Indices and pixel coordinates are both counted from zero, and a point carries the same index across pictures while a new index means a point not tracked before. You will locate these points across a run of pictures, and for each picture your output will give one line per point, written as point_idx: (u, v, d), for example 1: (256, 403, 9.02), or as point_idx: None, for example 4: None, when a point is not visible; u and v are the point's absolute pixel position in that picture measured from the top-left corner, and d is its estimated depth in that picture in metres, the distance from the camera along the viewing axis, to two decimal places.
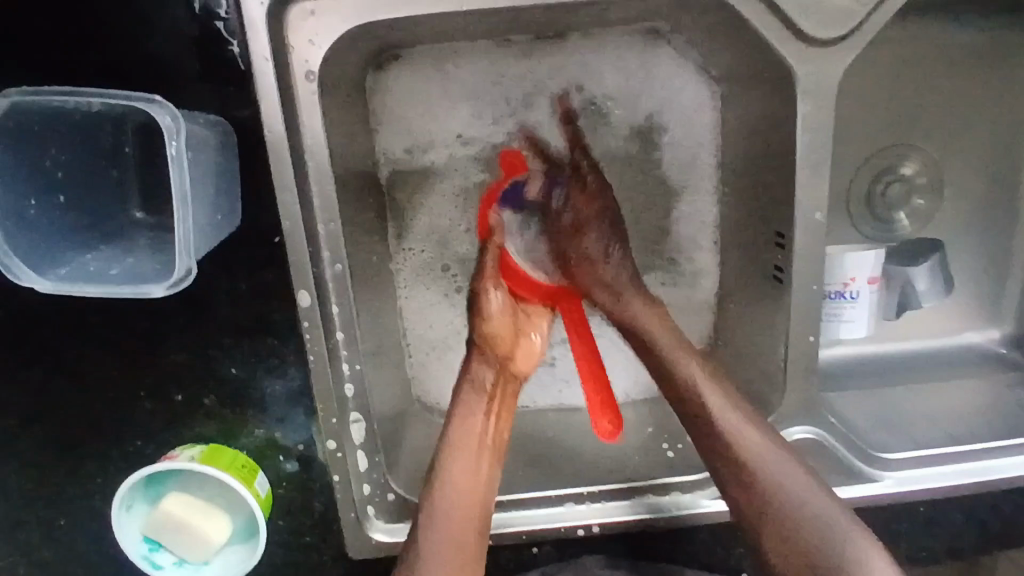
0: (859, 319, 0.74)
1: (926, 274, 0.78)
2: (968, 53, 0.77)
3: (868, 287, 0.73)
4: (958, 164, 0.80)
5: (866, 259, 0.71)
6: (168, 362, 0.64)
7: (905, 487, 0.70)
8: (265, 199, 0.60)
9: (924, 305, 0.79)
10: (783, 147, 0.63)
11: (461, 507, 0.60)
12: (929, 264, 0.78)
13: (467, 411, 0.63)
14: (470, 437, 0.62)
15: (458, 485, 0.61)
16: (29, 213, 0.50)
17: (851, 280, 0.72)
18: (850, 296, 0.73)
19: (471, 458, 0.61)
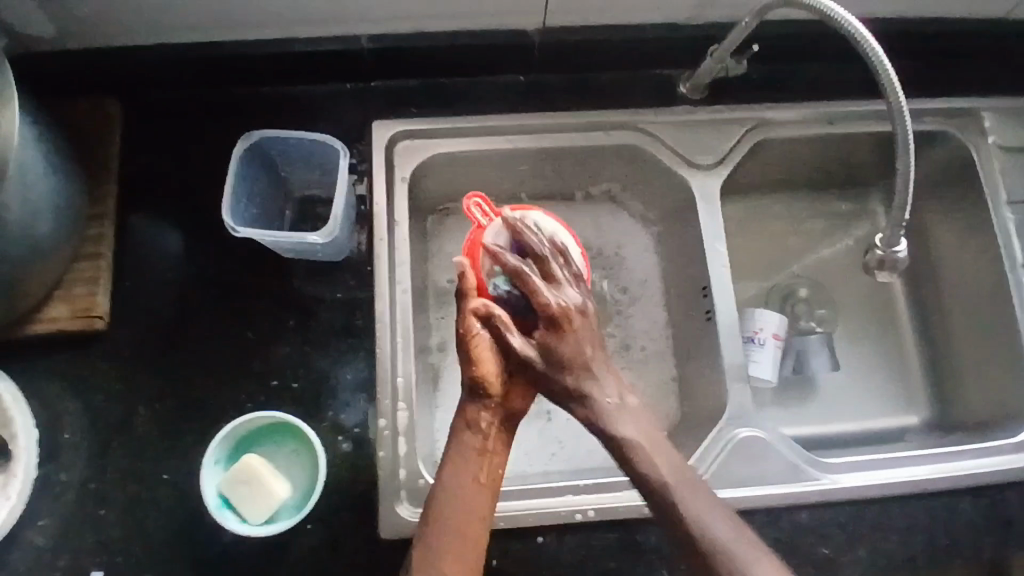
0: (764, 363, 1.01)
1: (820, 345, 1.06)
2: (828, 218, 1.13)
3: (773, 343, 1.01)
4: (841, 289, 1.11)
5: (770, 321, 1.02)
6: (271, 356, 0.87)
7: (841, 485, 0.84)
8: (363, 249, 0.92)
9: (818, 368, 1.06)
10: (696, 235, 0.97)
11: (455, 533, 0.69)
12: (819, 339, 1.06)
13: (463, 451, 0.72)
14: (464, 475, 0.71)
15: (450, 513, 0.69)
16: (242, 204, 0.82)
17: (758, 331, 1.01)
18: (758, 341, 1.01)
19: (465, 494, 0.70)
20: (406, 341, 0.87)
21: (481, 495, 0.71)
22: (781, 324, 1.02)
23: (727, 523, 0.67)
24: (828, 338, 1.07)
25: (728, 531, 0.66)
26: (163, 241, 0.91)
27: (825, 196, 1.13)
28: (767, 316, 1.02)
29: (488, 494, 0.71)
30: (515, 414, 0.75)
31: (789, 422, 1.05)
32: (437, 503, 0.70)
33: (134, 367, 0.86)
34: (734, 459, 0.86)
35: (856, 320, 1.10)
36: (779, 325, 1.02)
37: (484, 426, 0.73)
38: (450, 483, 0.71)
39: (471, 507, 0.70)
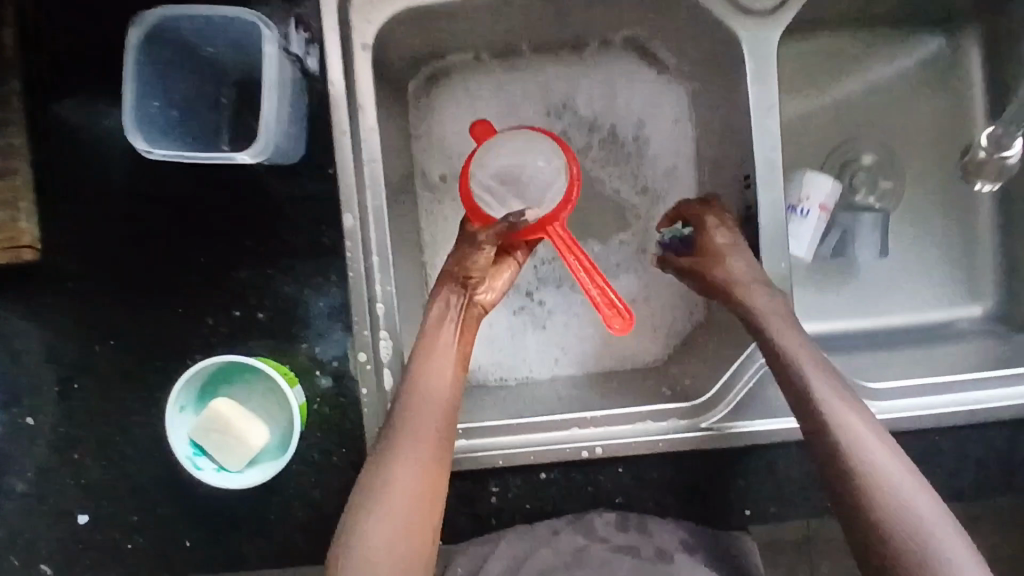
0: (803, 237, 0.87)
1: (871, 229, 0.91)
2: (911, 65, 0.91)
3: (819, 214, 0.86)
4: (914, 154, 0.92)
5: (823, 189, 0.86)
6: (229, 281, 0.75)
7: (887, 416, 0.74)
8: (323, 144, 0.75)
9: (862, 254, 0.92)
10: (742, 107, 0.76)
11: (431, 415, 0.65)
12: (870, 222, 0.91)
13: (442, 316, 0.69)
14: (445, 349, 0.68)
15: (428, 392, 0.66)
16: (151, 110, 0.63)
17: (805, 199, 0.86)
18: (801, 211, 0.86)
19: (445, 367, 0.67)
20: (384, 264, 0.74)
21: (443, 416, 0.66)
22: (834, 194, 0.86)
23: (875, 430, 0.63)
24: (882, 221, 0.91)
25: (888, 459, 0.61)
26: (78, 143, 0.75)
27: (909, 35, 0.90)
28: (821, 181, 0.85)
29: (448, 417, 0.66)
30: (486, 304, 0.72)
31: (827, 315, 0.92)
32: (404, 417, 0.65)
33: (78, 300, 0.76)
34: (766, 387, 0.74)
35: (926, 194, 0.92)
36: (833, 194, 0.86)
37: (454, 315, 0.69)
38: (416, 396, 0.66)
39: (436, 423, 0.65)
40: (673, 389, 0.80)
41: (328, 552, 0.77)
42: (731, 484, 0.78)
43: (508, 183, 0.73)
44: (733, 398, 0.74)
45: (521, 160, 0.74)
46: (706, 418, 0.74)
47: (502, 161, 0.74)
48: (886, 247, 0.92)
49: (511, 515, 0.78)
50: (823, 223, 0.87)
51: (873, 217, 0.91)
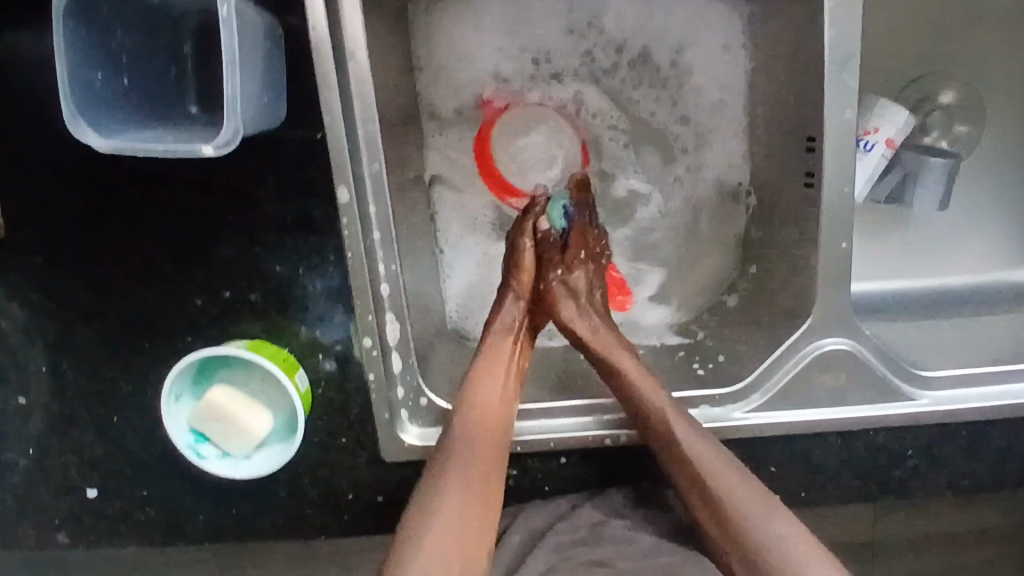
0: (864, 173, 0.73)
1: (937, 177, 0.79)
2: None
3: (884, 149, 0.73)
4: (998, 91, 0.80)
5: (896, 121, 0.73)
6: (217, 259, 0.68)
7: (942, 406, 0.69)
8: (310, 101, 0.64)
9: (915, 204, 0.81)
10: (810, 51, 0.63)
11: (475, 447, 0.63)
12: (937, 168, 0.79)
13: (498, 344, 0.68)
14: (495, 376, 0.66)
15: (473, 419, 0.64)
16: (96, 85, 0.53)
17: (873, 130, 0.73)
18: (865, 145, 0.73)
19: (495, 399, 0.65)
20: (387, 241, 0.66)
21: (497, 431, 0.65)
22: (906, 129, 0.73)
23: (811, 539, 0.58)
24: (951, 170, 0.79)
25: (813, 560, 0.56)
26: (37, 96, 0.65)
27: None
28: (895, 113, 0.72)
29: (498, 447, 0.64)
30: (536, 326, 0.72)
31: (881, 277, 0.82)
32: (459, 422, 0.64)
33: (57, 274, 0.69)
34: (807, 376, 0.68)
35: (1004, 143, 0.82)
36: (904, 129, 0.73)
37: (518, 326, 0.69)
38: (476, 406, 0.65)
39: (498, 414, 0.65)
40: (704, 366, 0.72)
41: (338, 531, 0.74)
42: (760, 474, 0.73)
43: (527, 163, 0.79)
44: (772, 386, 0.69)
45: (541, 145, 0.79)
46: (738, 407, 0.69)
47: (518, 136, 0.79)
48: (946, 199, 0.81)
49: (529, 496, 0.74)
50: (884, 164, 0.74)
51: (941, 163, 0.78)
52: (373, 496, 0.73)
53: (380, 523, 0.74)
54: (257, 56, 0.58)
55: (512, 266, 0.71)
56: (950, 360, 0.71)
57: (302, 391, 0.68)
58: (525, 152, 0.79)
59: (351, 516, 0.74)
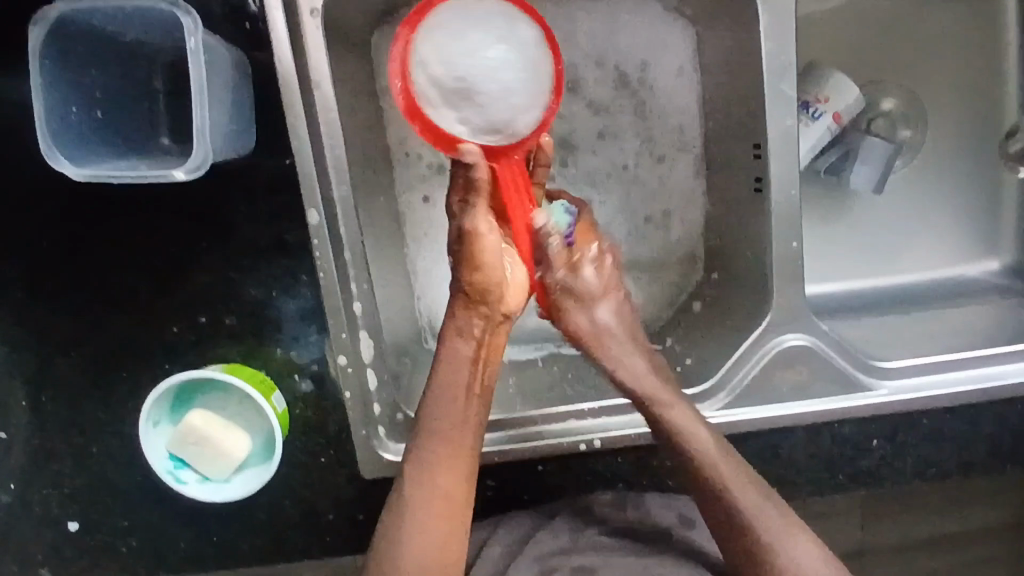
0: (812, 138, 0.76)
1: (876, 157, 0.80)
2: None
3: (831, 121, 0.77)
4: (935, 97, 0.85)
5: (845, 98, 0.77)
6: (193, 285, 0.70)
7: (901, 396, 0.71)
8: (279, 130, 0.67)
9: (853, 180, 0.82)
10: (751, 65, 0.67)
11: (444, 461, 0.63)
12: (871, 146, 0.80)
13: (454, 355, 0.64)
14: (457, 385, 0.64)
15: (442, 433, 0.63)
16: (71, 118, 0.57)
17: (824, 101, 0.76)
18: (813, 111, 0.76)
19: (459, 408, 0.64)
20: (357, 261, 0.68)
21: (444, 486, 0.63)
22: (852, 108, 0.78)
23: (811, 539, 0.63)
24: (887, 153, 0.81)
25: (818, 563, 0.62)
26: (14, 137, 0.67)
27: None
28: (846, 90, 0.77)
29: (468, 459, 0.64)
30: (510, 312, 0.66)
31: (840, 277, 0.86)
32: (403, 499, 0.62)
33: (36, 309, 0.70)
34: (770, 372, 0.71)
35: (946, 145, 0.86)
36: (851, 109, 0.77)
37: (475, 335, 0.65)
38: (417, 471, 0.63)
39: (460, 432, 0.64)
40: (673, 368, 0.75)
41: (322, 551, 0.75)
42: None
43: (480, 71, 0.57)
44: (737, 384, 0.71)
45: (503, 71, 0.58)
46: (707, 406, 0.71)
47: (475, 46, 0.58)
48: (882, 184, 0.82)
49: (509, 504, 0.76)
50: (828, 135, 0.77)
51: (874, 141, 0.81)
52: (355, 514, 0.74)
53: (362, 541, 0.75)
54: (225, 88, 0.61)
55: (461, 265, 0.64)
56: (906, 350, 0.74)
57: (279, 411, 0.69)
58: (484, 54, 0.57)
59: (333, 535, 0.74)
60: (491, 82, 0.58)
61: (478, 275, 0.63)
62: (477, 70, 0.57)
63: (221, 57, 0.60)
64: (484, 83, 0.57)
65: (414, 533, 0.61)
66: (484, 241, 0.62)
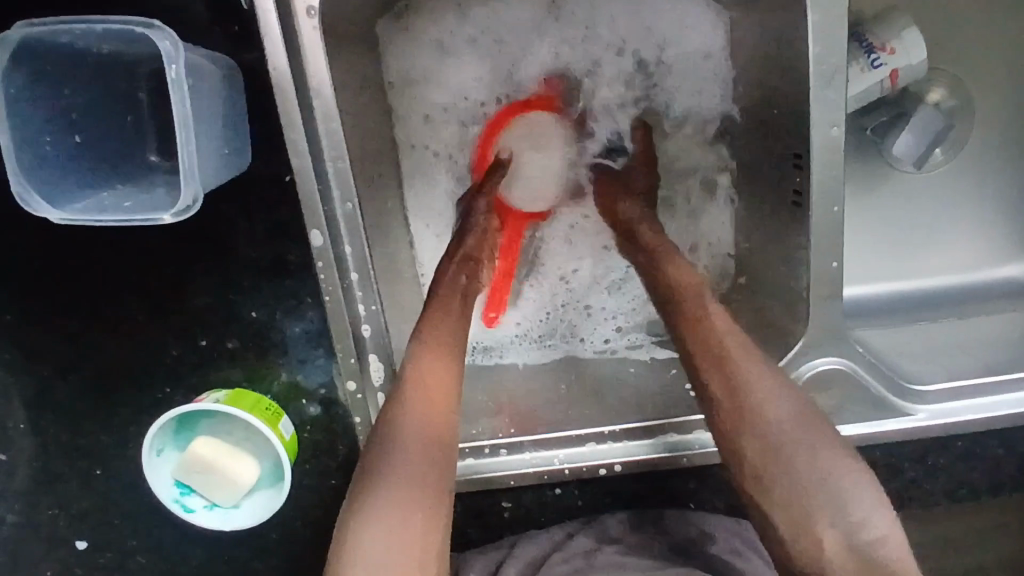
0: (864, 86, 0.70)
1: (923, 127, 0.75)
2: None
3: (887, 76, 0.70)
4: (988, 85, 0.78)
5: (911, 58, 0.70)
6: (191, 307, 0.66)
7: (939, 419, 0.67)
8: (276, 142, 0.61)
9: (893, 144, 0.75)
10: (794, 65, 0.60)
11: (430, 399, 0.57)
12: (927, 113, 0.75)
13: (445, 302, 0.64)
14: (446, 332, 0.61)
15: (427, 375, 0.58)
16: (45, 149, 0.52)
17: (888, 51, 0.70)
18: (874, 56, 0.70)
19: (442, 353, 0.60)
20: (364, 282, 0.64)
21: (424, 462, 0.53)
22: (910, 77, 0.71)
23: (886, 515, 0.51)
24: (936, 129, 0.75)
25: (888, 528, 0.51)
26: None
27: None
28: (915, 50, 0.70)
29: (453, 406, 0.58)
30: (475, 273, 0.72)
31: (872, 276, 0.81)
32: (387, 431, 0.55)
33: (29, 331, 0.67)
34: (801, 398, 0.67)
35: (994, 138, 0.79)
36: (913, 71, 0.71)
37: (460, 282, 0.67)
38: (400, 402, 0.56)
39: (446, 377, 0.58)
40: None
41: None
42: None
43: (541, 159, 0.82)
44: None
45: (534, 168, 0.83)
46: None
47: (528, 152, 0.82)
48: (919, 162, 0.76)
49: (524, 523, 0.74)
50: (881, 86, 0.71)
51: (932, 108, 0.75)
52: None
53: None
54: (207, 104, 0.56)
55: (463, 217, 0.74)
56: (942, 370, 0.70)
57: (286, 438, 0.66)
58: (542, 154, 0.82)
59: None
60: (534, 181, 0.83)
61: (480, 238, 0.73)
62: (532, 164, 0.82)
63: (204, 68, 0.55)
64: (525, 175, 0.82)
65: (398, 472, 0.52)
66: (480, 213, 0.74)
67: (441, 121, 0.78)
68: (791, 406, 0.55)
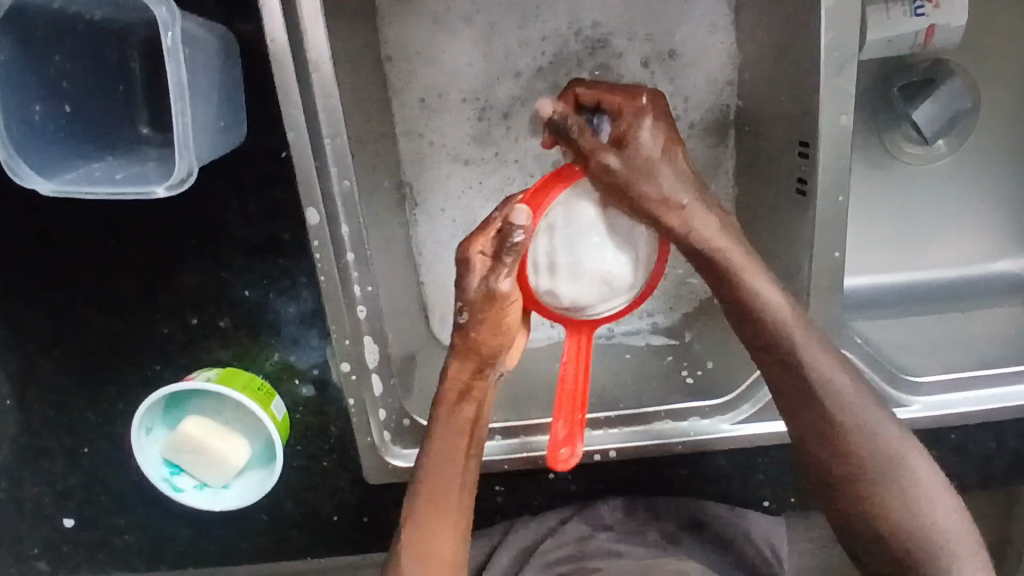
0: (893, 31, 0.69)
1: (950, 101, 0.73)
2: None
3: (923, 30, 0.70)
4: (994, 76, 0.77)
5: (950, 21, 0.70)
6: (183, 284, 0.65)
7: (933, 411, 0.68)
8: (272, 116, 0.60)
9: (918, 109, 0.73)
10: (805, 50, 0.59)
11: (439, 501, 0.58)
12: (958, 88, 0.73)
13: (450, 419, 0.57)
14: (454, 436, 0.58)
15: (435, 477, 0.58)
16: (34, 118, 0.51)
17: (933, 4, 0.69)
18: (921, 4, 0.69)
19: (452, 449, 0.58)
20: (361, 263, 0.62)
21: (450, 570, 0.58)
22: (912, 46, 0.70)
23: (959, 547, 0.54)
24: (959, 109, 0.74)
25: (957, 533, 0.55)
26: None
27: None
28: (957, 13, 0.70)
29: (468, 500, 0.59)
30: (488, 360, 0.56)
31: (871, 268, 0.81)
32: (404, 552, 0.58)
33: (14, 305, 0.66)
34: None
35: (997, 130, 0.79)
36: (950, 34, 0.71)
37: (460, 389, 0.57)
38: (414, 516, 0.58)
39: (456, 474, 0.58)
40: (693, 374, 0.71)
41: (326, 551, 0.73)
42: (752, 480, 0.73)
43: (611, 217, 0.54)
44: (762, 396, 0.68)
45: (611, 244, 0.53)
46: (727, 418, 0.68)
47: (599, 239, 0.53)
48: (932, 136, 0.74)
49: (517, 510, 0.74)
50: (916, 36, 0.70)
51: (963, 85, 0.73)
52: (360, 516, 0.72)
53: (366, 542, 0.72)
54: (203, 73, 0.54)
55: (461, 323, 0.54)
56: (938, 363, 0.70)
57: (279, 419, 0.65)
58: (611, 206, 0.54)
59: (337, 536, 0.72)
60: (605, 267, 0.53)
61: (497, 338, 0.54)
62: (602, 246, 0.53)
63: (201, 38, 0.54)
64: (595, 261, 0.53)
65: None
66: (503, 287, 0.51)
67: (438, 93, 0.73)
68: (850, 397, 0.56)
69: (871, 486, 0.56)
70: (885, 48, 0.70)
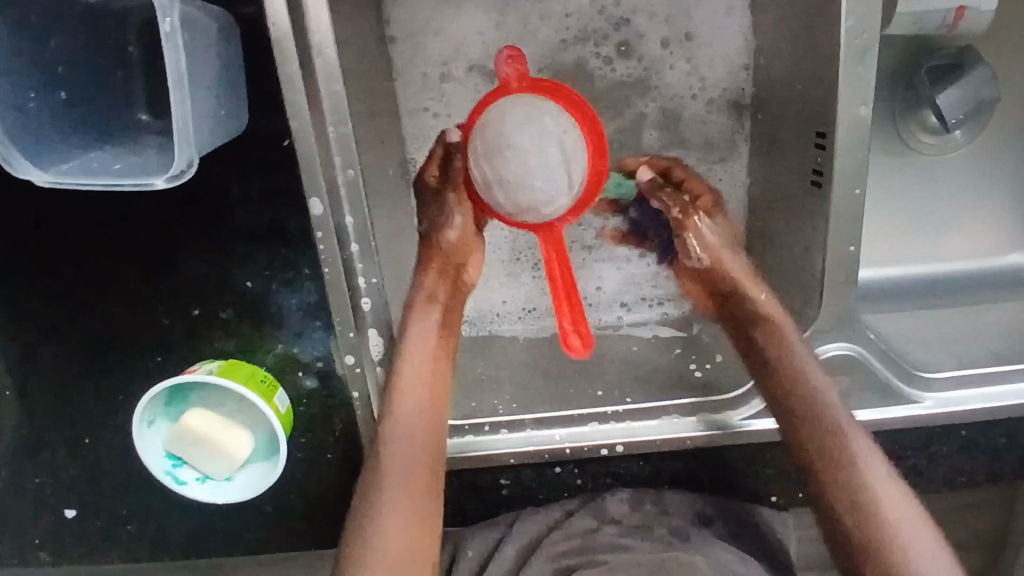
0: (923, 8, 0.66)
1: (975, 92, 0.71)
2: None
3: (953, 12, 0.67)
4: (1015, 65, 0.75)
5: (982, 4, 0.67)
6: (185, 274, 0.63)
7: (946, 408, 0.66)
8: (275, 104, 0.58)
9: (942, 94, 0.71)
10: (823, 37, 0.57)
11: (419, 415, 0.60)
12: (983, 80, 0.71)
13: (424, 325, 0.62)
14: (427, 349, 0.62)
15: (412, 388, 0.61)
16: (29, 106, 0.49)
17: None
18: None
19: (428, 360, 0.62)
20: (366, 255, 0.62)
21: (421, 483, 0.58)
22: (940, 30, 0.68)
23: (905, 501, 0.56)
24: (982, 102, 0.72)
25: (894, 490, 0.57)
26: None
27: None
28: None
29: (441, 419, 0.61)
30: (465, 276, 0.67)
31: (885, 260, 0.79)
32: (381, 462, 0.58)
33: (12, 294, 0.65)
34: None
35: (1015, 121, 0.77)
36: (977, 21, 0.68)
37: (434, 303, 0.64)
38: (393, 427, 0.59)
39: (432, 387, 0.61)
40: (701, 367, 0.71)
41: (330, 543, 0.72)
42: (761, 475, 0.72)
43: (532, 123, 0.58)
44: None
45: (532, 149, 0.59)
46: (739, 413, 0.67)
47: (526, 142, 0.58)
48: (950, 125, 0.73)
49: (522, 503, 0.73)
50: (945, 16, 0.67)
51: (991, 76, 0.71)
52: None
53: None
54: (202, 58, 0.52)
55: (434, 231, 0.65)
56: (950, 357, 0.69)
57: (282, 413, 0.64)
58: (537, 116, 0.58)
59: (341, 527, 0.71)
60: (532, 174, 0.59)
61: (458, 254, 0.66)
62: (530, 168, 0.59)
63: (200, 22, 0.52)
64: (541, 182, 0.59)
65: (393, 513, 0.56)
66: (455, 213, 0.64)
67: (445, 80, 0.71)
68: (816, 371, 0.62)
69: (823, 440, 0.59)
70: (912, 27, 0.68)
